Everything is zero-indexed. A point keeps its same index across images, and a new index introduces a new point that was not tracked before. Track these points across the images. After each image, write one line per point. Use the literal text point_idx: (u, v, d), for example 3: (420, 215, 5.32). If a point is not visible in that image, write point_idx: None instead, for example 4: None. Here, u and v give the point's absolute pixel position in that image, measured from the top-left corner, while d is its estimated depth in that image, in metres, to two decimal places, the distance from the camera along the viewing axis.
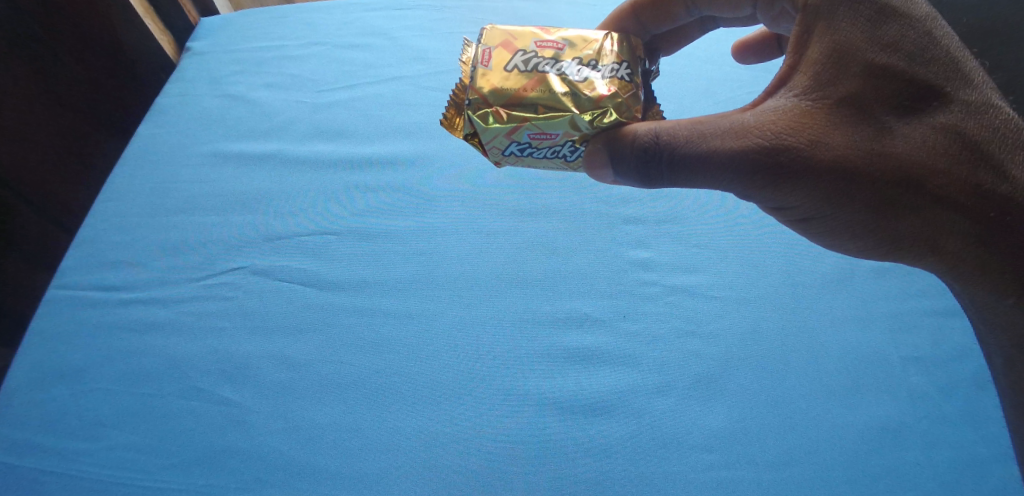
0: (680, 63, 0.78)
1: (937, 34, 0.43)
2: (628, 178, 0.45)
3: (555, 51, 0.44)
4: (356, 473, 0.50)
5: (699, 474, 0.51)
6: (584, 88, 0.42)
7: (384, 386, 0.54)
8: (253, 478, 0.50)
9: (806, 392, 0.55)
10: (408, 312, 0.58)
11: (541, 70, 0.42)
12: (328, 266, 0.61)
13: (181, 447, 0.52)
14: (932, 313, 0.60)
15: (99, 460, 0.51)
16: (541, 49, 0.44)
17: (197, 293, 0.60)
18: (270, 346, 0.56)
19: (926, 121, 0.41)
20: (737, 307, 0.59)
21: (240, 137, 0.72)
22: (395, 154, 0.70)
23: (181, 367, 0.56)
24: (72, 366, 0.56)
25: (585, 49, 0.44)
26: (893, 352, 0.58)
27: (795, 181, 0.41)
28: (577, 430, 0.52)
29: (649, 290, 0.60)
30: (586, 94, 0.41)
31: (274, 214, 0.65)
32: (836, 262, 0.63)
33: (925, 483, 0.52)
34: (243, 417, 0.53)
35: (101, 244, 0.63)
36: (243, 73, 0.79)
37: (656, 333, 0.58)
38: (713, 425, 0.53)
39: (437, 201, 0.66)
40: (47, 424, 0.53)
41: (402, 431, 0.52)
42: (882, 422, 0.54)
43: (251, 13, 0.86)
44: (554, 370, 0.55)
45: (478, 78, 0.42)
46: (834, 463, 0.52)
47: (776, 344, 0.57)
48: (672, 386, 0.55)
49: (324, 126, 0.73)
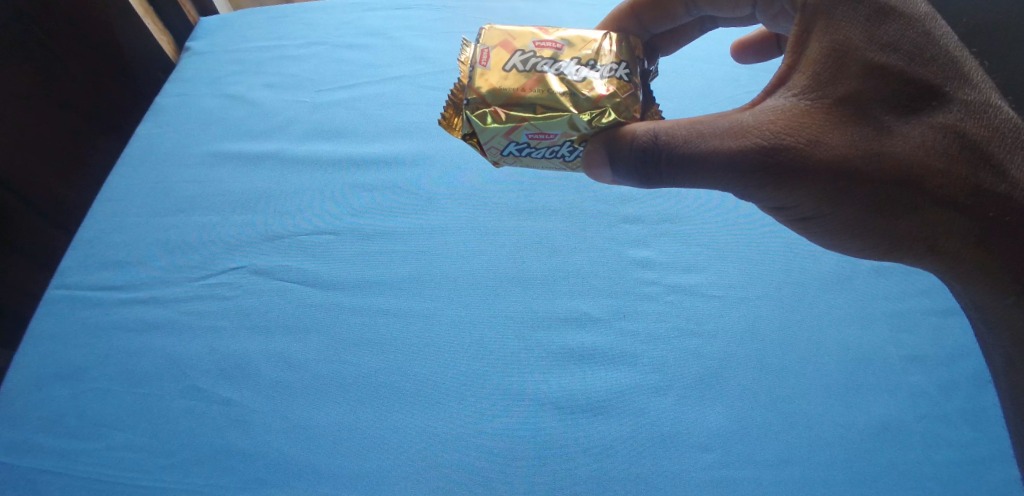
0: (680, 62, 0.78)
1: (936, 33, 0.43)
2: (628, 178, 0.45)
3: (554, 51, 0.44)
4: (356, 473, 0.50)
5: (699, 473, 0.51)
6: (583, 88, 0.42)
7: (384, 386, 0.54)
8: (253, 477, 0.50)
9: (806, 392, 0.55)
10: (407, 312, 0.58)
11: (540, 70, 0.42)
12: (328, 266, 0.61)
13: (182, 446, 0.52)
14: (932, 313, 0.60)
15: (99, 460, 0.52)
16: (540, 49, 0.44)
17: (197, 292, 0.60)
18: (270, 346, 0.56)
19: (925, 120, 0.41)
20: (736, 307, 0.59)
21: (240, 137, 0.72)
22: (395, 154, 0.70)
23: (181, 366, 0.56)
24: (72, 365, 0.56)
25: (584, 49, 0.44)
26: (893, 352, 0.58)
27: (794, 181, 0.41)
28: (577, 429, 0.52)
29: (649, 290, 0.60)
30: (585, 94, 0.41)
31: (273, 214, 0.65)
32: (836, 262, 0.63)
33: (924, 483, 0.52)
34: (243, 416, 0.53)
35: (101, 244, 0.64)
36: (243, 73, 0.79)
37: (655, 333, 0.58)
38: (712, 424, 0.53)
39: (437, 201, 0.66)
40: (48, 424, 0.53)
41: (402, 431, 0.52)
42: (882, 421, 0.54)
43: (250, 12, 0.86)
44: (553, 369, 0.55)
45: (478, 78, 0.42)
46: (834, 462, 0.52)
47: (775, 344, 0.57)
48: (672, 386, 0.55)
49: (323, 126, 0.73)
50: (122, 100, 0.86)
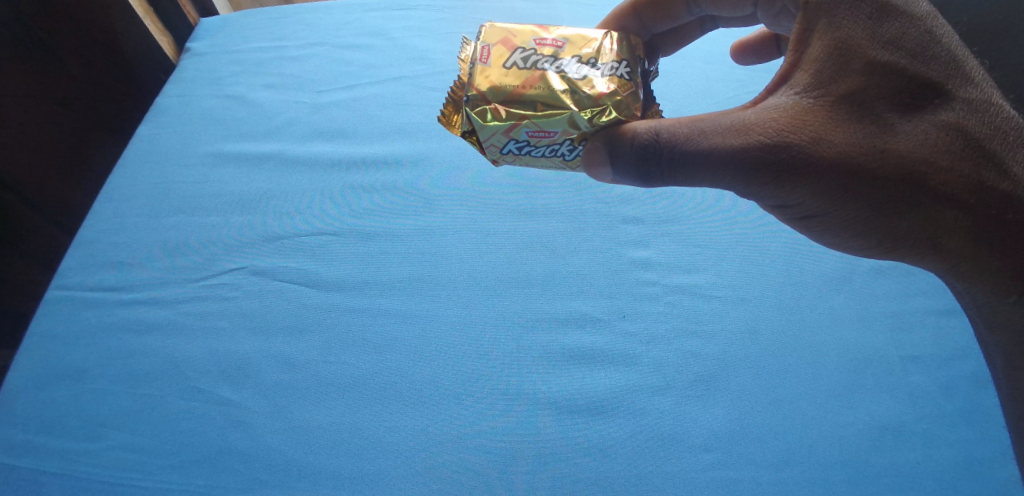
0: (680, 63, 0.78)
1: (938, 32, 0.43)
2: (628, 175, 0.45)
3: (554, 50, 0.44)
4: (356, 473, 0.50)
5: (700, 473, 0.51)
6: (583, 86, 0.41)
7: (383, 386, 0.54)
8: (253, 477, 0.50)
9: (806, 392, 0.55)
10: (407, 313, 0.58)
11: (540, 68, 0.42)
12: (328, 267, 0.61)
13: (182, 447, 0.52)
14: (932, 313, 0.60)
15: (99, 461, 0.51)
16: (541, 47, 0.44)
17: (196, 293, 0.60)
18: (270, 347, 0.56)
19: (928, 119, 0.41)
20: (737, 306, 0.59)
21: (240, 137, 0.72)
22: (396, 155, 0.70)
23: (181, 366, 0.55)
24: (72, 366, 0.56)
25: (584, 47, 0.44)
26: (893, 352, 0.58)
27: (796, 179, 0.41)
28: (577, 430, 0.52)
29: (649, 290, 0.60)
30: (585, 92, 0.41)
31: (273, 214, 0.65)
32: (836, 262, 0.63)
33: (925, 484, 0.52)
34: (243, 417, 0.53)
35: (100, 244, 0.63)
36: (243, 74, 0.79)
37: (655, 333, 0.57)
38: (713, 425, 0.53)
39: (437, 201, 0.66)
40: (48, 425, 0.53)
41: (402, 431, 0.52)
42: (882, 421, 0.54)
43: (251, 13, 0.87)
44: (552, 370, 0.55)
45: (478, 77, 0.42)
46: (834, 463, 0.52)
47: (776, 345, 0.57)
48: (672, 386, 0.55)
49: (323, 127, 0.73)
50: (124, 101, 0.87)
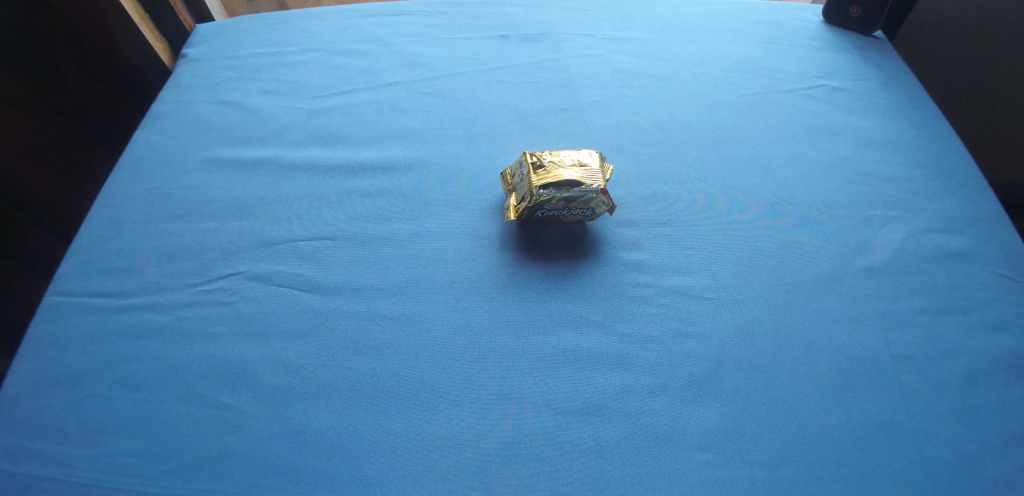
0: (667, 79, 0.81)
1: None
2: None
3: (548, 165, 0.59)
4: (353, 476, 0.50)
5: (694, 473, 0.51)
6: (579, 200, 0.60)
7: (379, 389, 0.54)
8: (251, 482, 0.50)
9: (800, 391, 0.55)
10: (404, 316, 0.59)
11: (550, 200, 0.59)
12: (324, 272, 0.61)
13: (177, 453, 0.51)
14: (921, 313, 0.61)
15: (96, 467, 0.51)
16: (537, 172, 0.59)
17: (193, 297, 0.60)
18: (269, 351, 0.56)
19: None
20: (730, 308, 0.60)
21: (237, 143, 0.72)
22: (392, 159, 0.70)
23: (180, 371, 0.56)
24: (71, 371, 0.56)
25: (562, 156, 0.60)
26: (883, 351, 0.58)
27: None
28: (573, 432, 0.52)
29: (642, 292, 0.61)
30: (584, 189, 0.58)
31: (271, 220, 0.65)
32: (827, 264, 0.64)
33: (921, 482, 0.52)
34: (241, 422, 0.53)
35: (97, 251, 0.63)
36: (239, 80, 0.79)
37: (651, 334, 0.58)
38: (708, 423, 0.53)
39: (433, 206, 0.66)
40: (46, 431, 0.53)
41: (399, 434, 0.52)
42: (875, 419, 0.55)
43: (248, 20, 0.87)
44: (549, 372, 0.55)
45: (510, 209, 0.63)
46: (828, 460, 0.52)
47: (768, 345, 0.58)
48: (666, 387, 0.55)
49: (319, 133, 0.73)
50: (124, 119, 0.97)
